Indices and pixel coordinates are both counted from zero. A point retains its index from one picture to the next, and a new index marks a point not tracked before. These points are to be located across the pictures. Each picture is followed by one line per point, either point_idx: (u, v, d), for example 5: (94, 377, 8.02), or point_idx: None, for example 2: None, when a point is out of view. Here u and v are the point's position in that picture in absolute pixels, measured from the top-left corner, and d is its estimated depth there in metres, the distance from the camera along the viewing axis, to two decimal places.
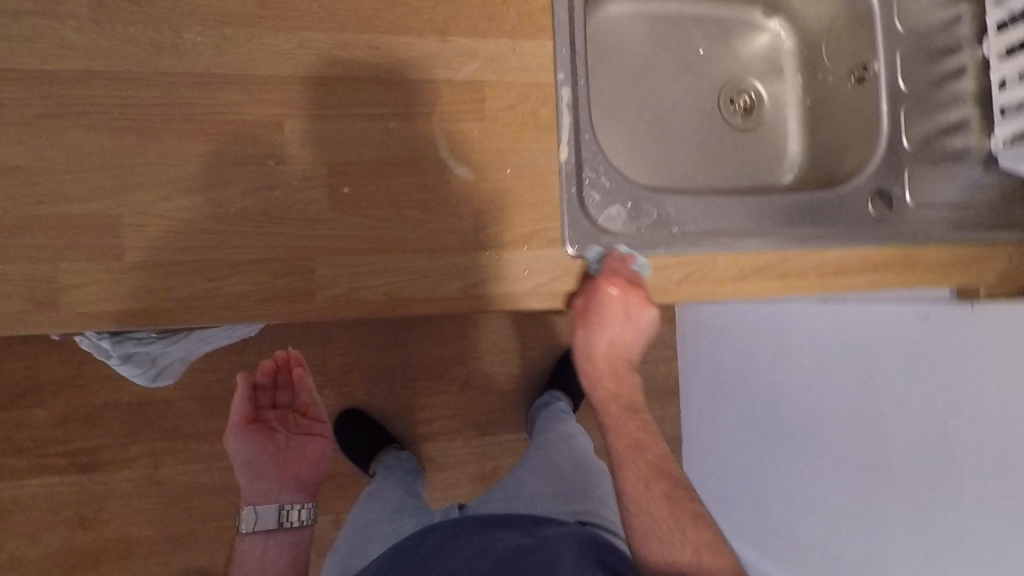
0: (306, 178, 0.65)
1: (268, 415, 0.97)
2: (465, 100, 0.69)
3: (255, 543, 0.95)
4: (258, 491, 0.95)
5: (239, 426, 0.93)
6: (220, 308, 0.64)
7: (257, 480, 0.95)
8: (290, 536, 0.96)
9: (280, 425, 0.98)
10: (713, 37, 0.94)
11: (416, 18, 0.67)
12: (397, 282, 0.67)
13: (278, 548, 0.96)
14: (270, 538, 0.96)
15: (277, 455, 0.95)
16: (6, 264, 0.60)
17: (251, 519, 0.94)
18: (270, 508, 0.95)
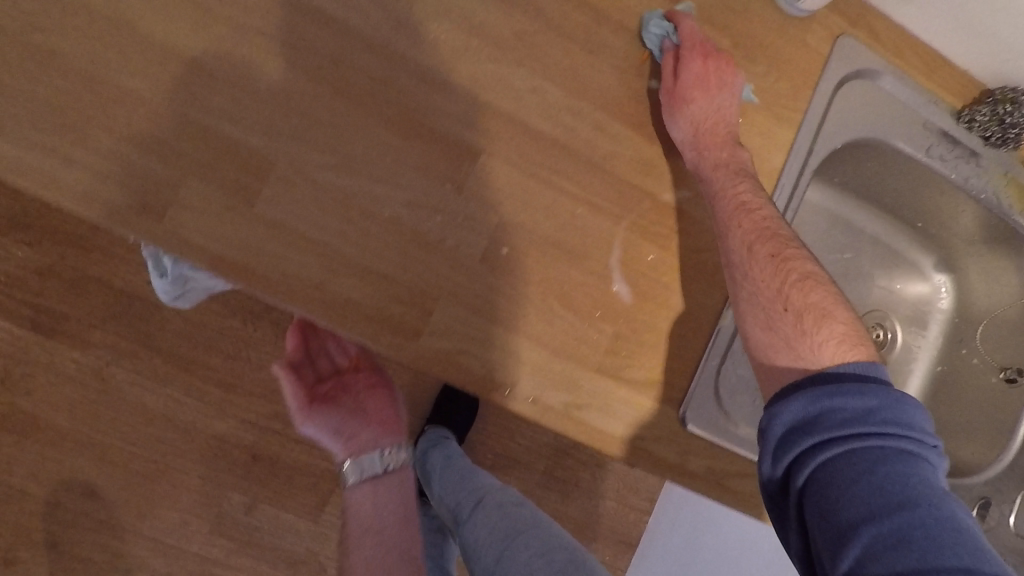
0: (473, 219, 0.59)
1: (325, 387, 0.80)
2: (659, 222, 0.64)
3: (357, 501, 0.76)
4: (352, 450, 0.77)
5: (305, 408, 0.77)
6: (319, 302, 0.56)
7: (346, 442, 0.78)
8: (395, 480, 0.78)
9: (342, 388, 0.81)
10: (877, 261, 0.90)
11: (651, 123, 0.64)
12: (506, 366, 0.60)
13: (388, 497, 0.77)
14: (379, 486, 0.76)
15: (361, 412, 0.79)
16: (136, 153, 0.53)
17: (360, 475, 0.76)
18: (372, 458, 0.76)
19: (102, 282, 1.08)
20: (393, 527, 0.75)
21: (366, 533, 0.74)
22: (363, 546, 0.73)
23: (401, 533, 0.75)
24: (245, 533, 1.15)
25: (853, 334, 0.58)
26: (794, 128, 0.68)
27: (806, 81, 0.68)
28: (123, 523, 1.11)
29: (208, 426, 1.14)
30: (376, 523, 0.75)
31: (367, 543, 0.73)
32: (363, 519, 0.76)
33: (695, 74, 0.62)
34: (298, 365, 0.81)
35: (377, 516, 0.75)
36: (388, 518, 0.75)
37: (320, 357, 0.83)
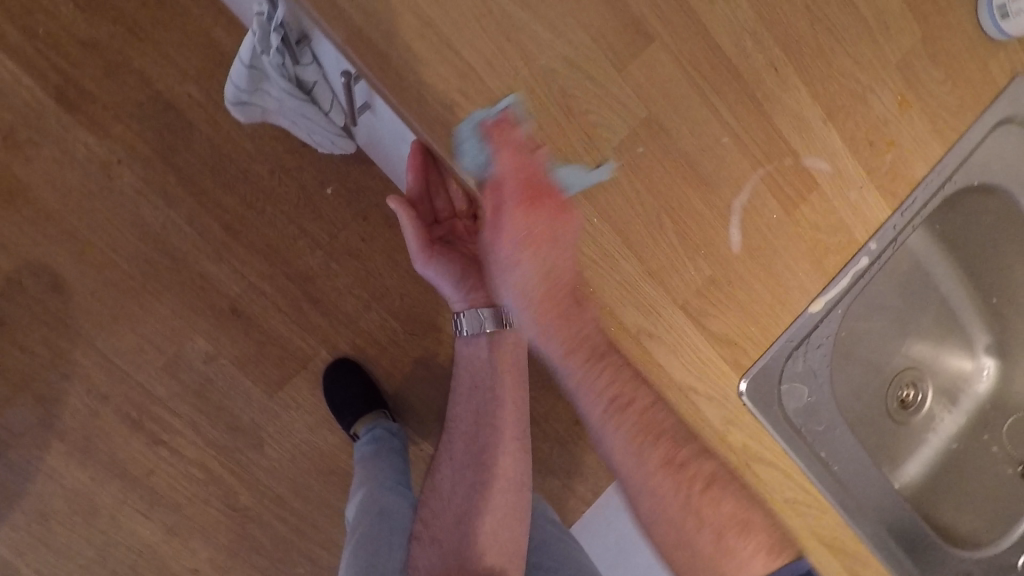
0: (623, 104, 0.55)
1: (441, 231, 0.81)
2: (792, 184, 0.60)
3: (470, 358, 0.87)
4: (471, 302, 0.82)
5: (426, 253, 0.79)
6: (440, 124, 0.52)
7: (465, 290, 0.82)
8: (507, 345, 0.86)
9: (458, 235, 0.82)
10: (940, 323, 0.88)
11: (821, 84, 0.60)
12: (596, 266, 0.56)
13: (501, 355, 0.86)
14: (492, 343, 0.85)
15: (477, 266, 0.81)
16: None
17: (477, 328, 0.83)
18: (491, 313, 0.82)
19: (180, 115, 1.25)
20: (500, 392, 0.87)
21: (473, 393, 0.88)
22: (468, 402, 0.87)
23: (506, 398, 0.87)
24: (197, 379, 1.34)
25: (771, 540, 0.59)
26: (948, 145, 0.65)
27: (974, 104, 0.66)
28: (133, 313, 1.29)
29: (204, 269, 1.31)
30: (487, 384, 0.87)
31: (471, 405, 0.87)
32: (473, 378, 0.88)
33: (518, 226, 0.55)
34: (418, 204, 0.78)
35: (487, 378, 0.87)
36: (496, 382, 0.87)
37: (438, 195, 0.79)
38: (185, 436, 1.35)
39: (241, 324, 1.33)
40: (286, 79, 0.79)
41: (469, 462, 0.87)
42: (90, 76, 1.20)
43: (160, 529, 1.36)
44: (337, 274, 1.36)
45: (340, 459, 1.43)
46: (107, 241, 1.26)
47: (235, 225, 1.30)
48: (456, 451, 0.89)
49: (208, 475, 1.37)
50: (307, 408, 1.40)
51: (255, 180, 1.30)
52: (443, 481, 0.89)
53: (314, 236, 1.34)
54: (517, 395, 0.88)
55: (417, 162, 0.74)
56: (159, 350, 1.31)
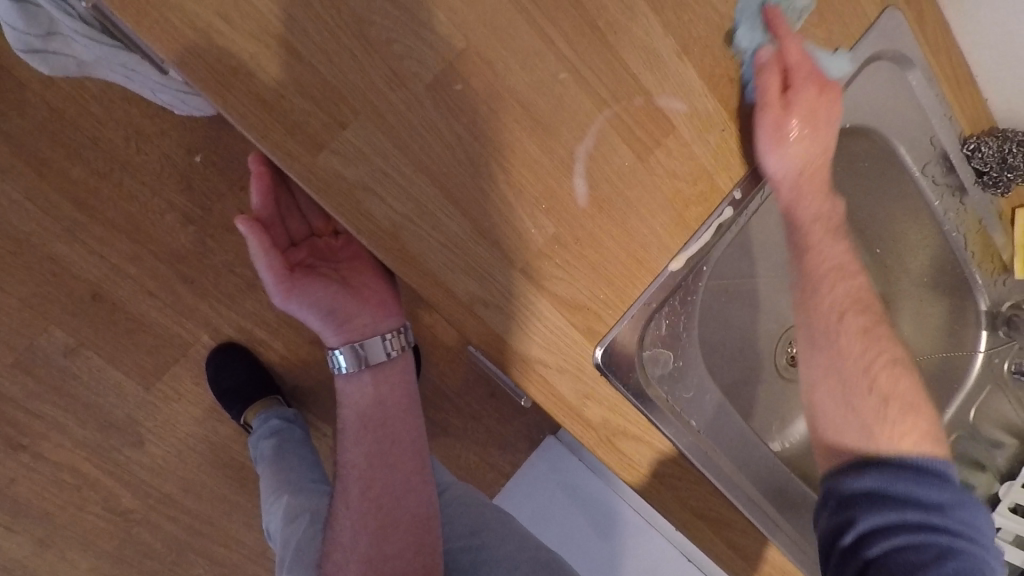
0: (434, 32, 0.46)
1: (298, 253, 0.63)
2: (643, 126, 0.54)
3: (353, 391, 0.66)
4: (348, 334, 0.64)
5: (285, 284, 0.60)
6: (200, 57, 0.42)
7: (338, 322, 0.64)
8: (396, 367, 0.67)
9: (321, 256, 0.64)
10: None
11: (675, 11, 0.53)
12: (416, 225, 0.48)
13: (390, 385, 0.67)
14: (379, 377, 0.66)
15: (352, 289, 0.64)
16: None
17: (359, 363, 0.64)
18: (374, 343, 0.64)
19: (6, 72, 1.06)
20: (394, 422, 0.67)
21: (366, 428, 0.66)
22: (362, 440, 0.66)
23: (403, 426, 0.68)
24: (56, 376, 1.18)
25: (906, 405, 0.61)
26: (816, 84, 0.60)
27: (843, 36, 0.60)
28: None
29: (53, 252, 1.14)
30: (380, 415, 0.66)
31: (365, 443, 0.66)
32: (362, 411, 0.66)
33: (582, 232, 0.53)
34: (268, 225, 0.60)
35: (380, 409, 0.66)
36: (391, 411, 0.67)
37: (290, 214, 0.63)
38: (50, 438, 1.20)
39: (105, 311, 1.18)
40: (80, 18, 0.70)
41: (371, 508, 0.66)
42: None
43: (30, 541, 1.22)
44: (213, 251, 1.21)
45: (235, 451, 1.30)
46: None
47: (86, 199, 1.14)
48: (356, 499, 0.66)
49: (81, 478, 1.22)
50: (190, 399, 1.26)
51: (106, 145, 1.13)
52: (344, 534, 0.66)
53: (184, 209, 1.18)
54: (414, 417, 0.69)
55: (263, 174, 0.59)
56: (6, 344, 1.15)
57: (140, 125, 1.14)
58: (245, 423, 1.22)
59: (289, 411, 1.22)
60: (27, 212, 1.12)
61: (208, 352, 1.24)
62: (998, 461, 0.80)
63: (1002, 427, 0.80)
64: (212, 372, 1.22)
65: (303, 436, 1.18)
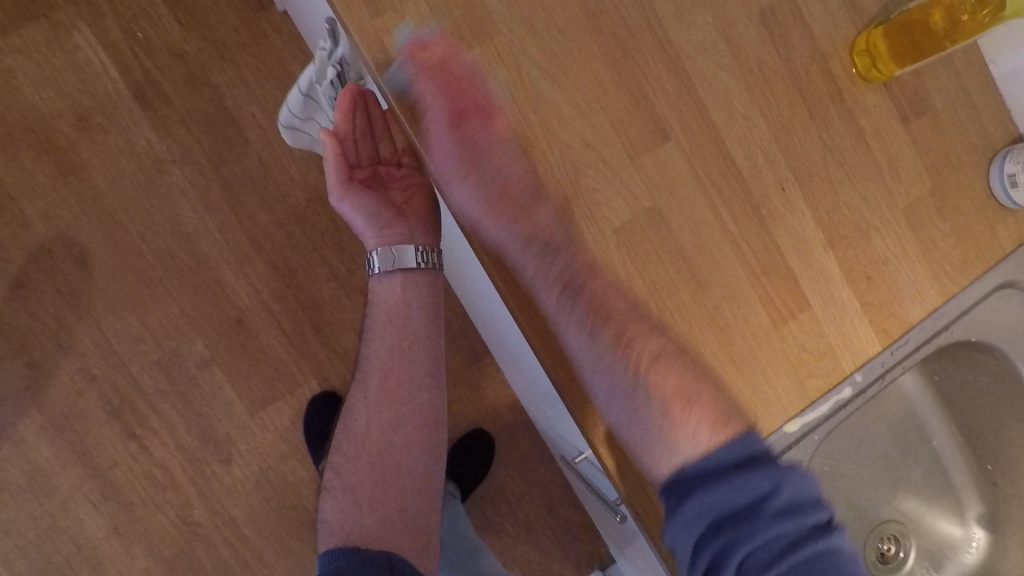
0: (630, 192, 0.58)
1: (362, 172, 0.74)
2: (782, 299, 0.61)
3: (384, 290, 0.78)
4: (384, 238, 0.75)
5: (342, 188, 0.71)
6: None
7: (377, 225, 0.75)
8: (426, 277, 0.78)
9: (380, 178, 0.75)
10: (931, 482, 0.84)
11: (827, 212, 0.62)
12: (576, 335, 0.57)
13: (417, 291, 0.78)
14: (408, 280, 0.77)
15: (397, 207, 0.75)
16: None
17: (392, 266, 0.76)
18: (406, 251, 0.76)
19: (240, 131, 1.32)
20: (417, 326, 0.78)
21: (390, 321, 0.78)
22: (387, 333, 0.78)
23: (421, 328, 0.79)
24: (185, 381, 1.33)
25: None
26: (947, 296, 0.66)
27: (979, 261, 0.67)
28: (143, 302, 1.31)
29: (222, 277, 1.34)
30: (403, 315, 0.78)
31: (389, 338, 0.78)
32: (392, 309, 0.78)
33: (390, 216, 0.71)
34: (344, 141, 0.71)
35: (404, 309, 0.78)
36: (413, 309, 0.78)
37: (365, 142, 0.74)
38: (158, 435, 1.33)
39: (243, 337, 1.34)
40: None
41: (384, 402, 0.77)
42: (168, 79, 1.29)
43: (105, 525, 1.31)
44: (345, 307, 1.36)
45: (302, 494, 1.37)
46: (136, 227, 1.30)
47: (261, 240, 1.34)
48: (373, 391, 0.77)
49: (169, 477, 1.33)
50: (282, 434, 1.36)
51: (293, 201, 1.35)
52: (359, 423, 0.78)
53: (335, 268, 1.36)
54: (436, 322, 0.80)
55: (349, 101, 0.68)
56: (157, 344, 1.32)
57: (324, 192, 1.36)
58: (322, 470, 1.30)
59: None
60: (214, 239, 1.33)
61: (312, 395, 1.36)
62: None
63: None
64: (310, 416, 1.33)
65: None
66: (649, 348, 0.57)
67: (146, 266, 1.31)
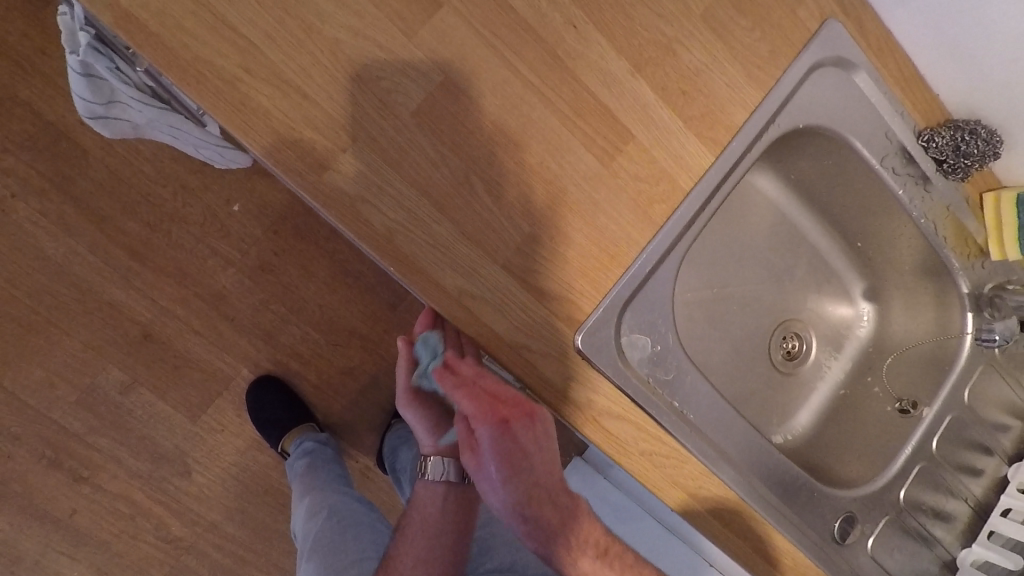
0: (416, 68, 0.56)
1: (432, 379, 0.71)
2: (604, 137, 0.61)
3: (427, 495, 0.75)
4: (440, 451, 0.72)
5: (407, 396, 0.70)
6: (225, 100, 0.52)
7: (434, 438, 0.72)
8: (467, 494, 0.76)
9: (448, 386, 0.72)
10: (814, 275, 0.89)
11: (626, 37, 0.62)
12: (407, 228, 0.56)
13: (456, 504, 0.76)
14: (451, 492, 0.75)
15: (459, 419, 0.72)
16: None
17: (440, 477, 0.74)
18: (454, 466, 0.73)
19: (72, 141, 1.22)
20: (447, 539, 0.75)
21: (424, 533, 0.75)
22: (415, 544, 0.75)
23: (452, 541, 0.75)
24: (112, 410, 1.29)
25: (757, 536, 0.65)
26: (765, 91, 0.67)
27: (787, 47, 0.68)
28: (40, 346, 1.25)
29: (112, 297, 1.27)
30: (436, 526, 0.75)
31: (415, 547, 0.75)
32: (426, 516, 0.76)
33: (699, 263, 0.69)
34: (420, 350, 0.70)
35: (439, 523, 0.75)
36: (446, 530, 0.75)
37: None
38: (108, 469, 1.30)
39: (156, 349, 1.30)
40: (134, 86, 0.81)
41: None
42: None
43: (89, 569, 1.30)
44: (250, 290, 1.32)
45: (274, 478, 1.38)
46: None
47: (140, 248, 1.27)
48: None
49: (135, 505, 1.31)
50: (232, 430, 1.35)
51: (159, 200, 1.27)
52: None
53: (225, 254, 1.31)
54: (464, 535, 0.77)
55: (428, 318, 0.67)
56: (70, 383, 1.27)
57: (188, 180, 1.28)
58: (283, 449, 1.30)
59: (322, 434, 1.29)
60: (89, 260, 1.25)
61: (248, 384, 1.34)
62: (1005, 444, 0.82)
63: (1005, 410, 0.82)
64: (250, 402, 1.31)
65: (336, 458, 1.26)
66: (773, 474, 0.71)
67: (27, 311, 1.24)
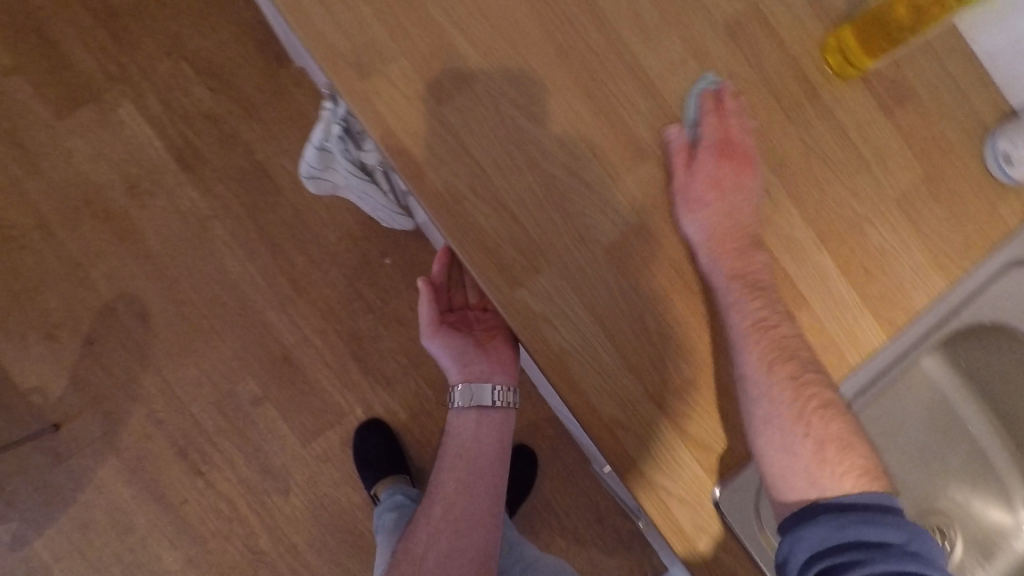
0: (614, 208, 0.61)
1: (452, 316, 0.81)
2: (777, 298, 0.63)
3: (461, 422, 0.80)
4: (469, 375, 0.78)
5: (432, 327, 0.78)
6: (446, 210, 0.59)
7: (462, 364, 0.78)
8: (498, 415, 0.80)
9: (467, 322, 0.82)
10: (970, 468, 0.82)
11: (815, 207, 0.64)
12: (576, 350, 0.60)
13: (490, 429, 0.80)
14: (484, 417, 0.79)
15: (481, 347, 0.80)
16: (381, 33, 0.59)
17: (473, 402, 0.78)
18: (487, 389, 0.78)
19: (271, 179, 1.45)
20: (484, 463, 0.79)
21: (460, 458, 0.79)
22: (455, 468, 0.78)
23: (491, 469, 0.79)
24: (240, 418, 1.42)
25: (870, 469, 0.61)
26: (950, 281, 0.66)
27: (980, 241, 0.67)
28: (199, 346, 1.43)
29: (267, 318, 1.43)
30: (473, 451, 0.79)
31: (455, 473, 0.78)
32: (461, 444, 0.80)
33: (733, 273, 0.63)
34: (439, 290, 0.80)
35: (475, 446, 0.79)
36: (483, 454, 0.79)
37: (457, 289, 0.83)
38: (221, 470, 1.42)
39: (290, 372, 1.42)
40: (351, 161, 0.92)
41: (445, 529, 0.76)
42: (206, 144, 1.46)
43: (181, 559, 1.40)
44: (382, 337, 1.43)
45: (358, 518, 1.43)
46: (183, 279, 1.44)
47: (300, 280, 1.43)
48: (435, 518, 0.77)
49: (235, 509, 1.41)
50: (335, 462, 1.43)
51: (327, 241, 1.43)
52: (417, 546, 0.77)
53: (368, 300, 1.43)
54: (502, 466, 0.80)
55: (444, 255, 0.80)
56: (213, 385, 1.42)
57: (354, 229, 1.44)
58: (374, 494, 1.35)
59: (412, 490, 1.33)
60: (258, 282, 1.43)
61: (359, 424, 1.43)
62: None
63: None
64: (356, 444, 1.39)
65: None
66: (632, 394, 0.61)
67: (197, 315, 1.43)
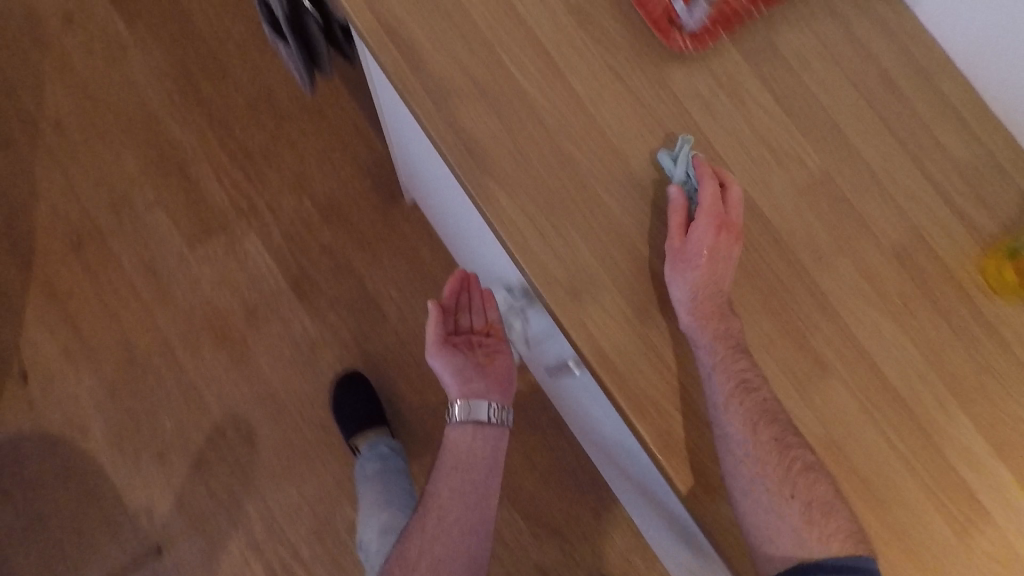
0: (803, 424, 0.67)
1: (459, 337, 0.99)
2: (965, 513, 0.65)
3: (458, 436, 0.96)
4: (468, 393, 0.96)
5: (438, 342, 0.95)
6: (652, 426, 0.64)
7: (462, 381, 0.96)
8: (492, 432, 0.97)
9: (471, 344, 0.99)
10: None
11: (992, 423, 0.67)
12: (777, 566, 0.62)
13: (483, 441, 0.96)
14: (479, 432, 0.96)
15: (481, 370, 0.97)
16: (596, 264, 0.66)
17: (470, 416, 0.95)
18: (481, 408, 0.95)
19: (379, 310, 1.55)
20: (476, 473, 0.95)
21: (456, 470, 0.95)
22: (451, 477, 0.95)
23: (482, 476, 0.96)
24: (339, 543, 1.46)
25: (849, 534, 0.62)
26: None
27: None
28: (302, 468, 1.49)
29: None
30: (467, 459, 0.96)
31: (450, 480, 0.95)
32: (457, 455, 0.96)
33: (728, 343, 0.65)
34: (449, 311, 0.99)
35: (471, 463, 0.95)
36: (479, 471, 0.96)
37: (465, 313, 1.00)
38: None
39: None
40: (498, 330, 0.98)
41: (441, 536, 0.93)
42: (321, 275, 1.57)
43: None
44: None
45: None
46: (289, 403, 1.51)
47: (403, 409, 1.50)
48: (432, 528, 0.93)
49: None
50: None
51: None
52: (414, 552, 0.93)
53: None
54: (493, 477, 0.97)
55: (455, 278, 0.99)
56: (314, 510, 1.47)
57: None
58: None
59: None
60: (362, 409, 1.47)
61: None
62: None
63: None
64: None
65: None
66: (767, 400, 0.64)
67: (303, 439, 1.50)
